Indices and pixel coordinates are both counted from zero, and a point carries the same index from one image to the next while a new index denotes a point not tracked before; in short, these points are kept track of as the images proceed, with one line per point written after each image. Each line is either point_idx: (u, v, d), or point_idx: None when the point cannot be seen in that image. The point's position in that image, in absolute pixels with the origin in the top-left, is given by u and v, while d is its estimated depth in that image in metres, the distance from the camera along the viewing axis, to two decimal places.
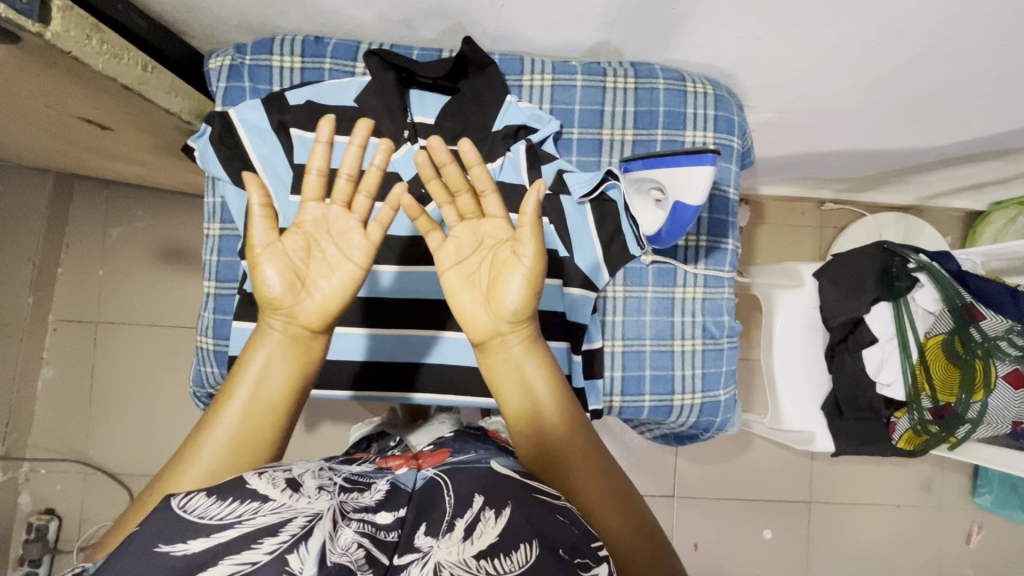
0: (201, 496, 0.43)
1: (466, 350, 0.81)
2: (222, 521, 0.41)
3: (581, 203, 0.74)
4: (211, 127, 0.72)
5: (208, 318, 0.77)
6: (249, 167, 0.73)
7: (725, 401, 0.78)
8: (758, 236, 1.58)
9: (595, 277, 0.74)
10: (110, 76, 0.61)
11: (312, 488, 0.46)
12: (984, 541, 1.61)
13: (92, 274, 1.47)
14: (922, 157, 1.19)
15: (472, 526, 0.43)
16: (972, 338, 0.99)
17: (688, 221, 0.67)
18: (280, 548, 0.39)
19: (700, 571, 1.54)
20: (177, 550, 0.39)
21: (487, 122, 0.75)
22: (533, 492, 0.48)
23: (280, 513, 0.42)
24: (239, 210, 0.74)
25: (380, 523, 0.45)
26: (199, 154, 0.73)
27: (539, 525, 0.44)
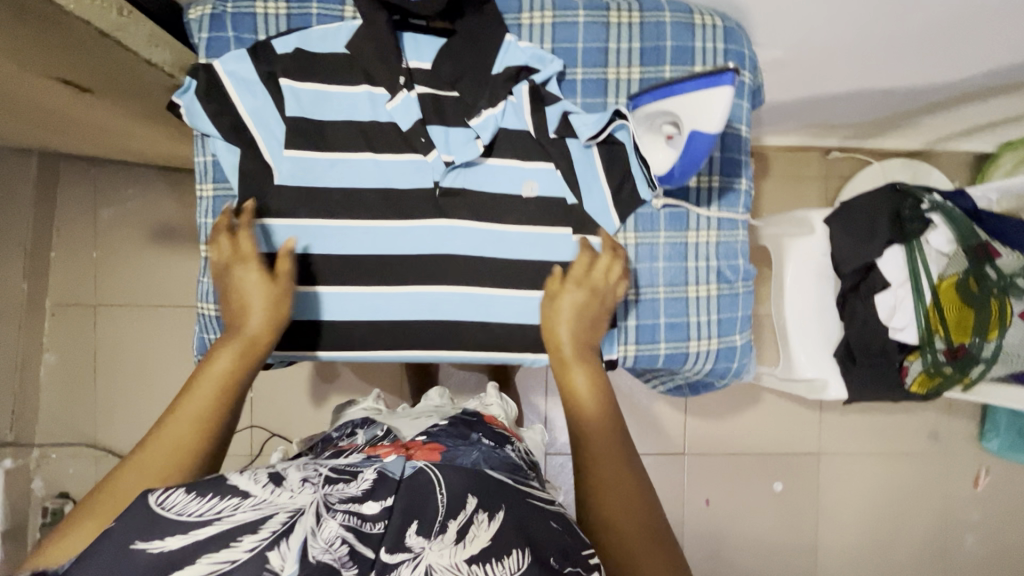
0: (180, 492, 0.47)
1: (458, 304, 0.73)
2: (200, 518, 0.45)
3: (588, 146, 0.72)
4: (197, 81, 0.68)
5: (207, 282, 0.74)
6: (239, 122, 0.69)
7: (741, 345, 0.77)
8: (763, 188, 1.55)
9: (605, 224, 0.72)
10: (83, 19, 0.57)
11: (296, 481, 0.50)
12: (991, 485, 1.63)
13: (86, 255, 1.45)
14: (934, 96, 1.15)
15: (464, 529, 0.49)
16: (986, 278, 0.98)
17: (702, 156, 0.64)
18: (260, 546, 0.44)
19: (711, 524, 1.57)
20: (152, 547, 0.44)
21: (486, 64, 0.71)
22: (528, 499, 0.55)
23: (261, 509, 0.46)
24: (232, 166, 0.70)
25: (367, 513, 0.49)
26: (186, 111, 0.68)
27: (528, 534, 0.50)
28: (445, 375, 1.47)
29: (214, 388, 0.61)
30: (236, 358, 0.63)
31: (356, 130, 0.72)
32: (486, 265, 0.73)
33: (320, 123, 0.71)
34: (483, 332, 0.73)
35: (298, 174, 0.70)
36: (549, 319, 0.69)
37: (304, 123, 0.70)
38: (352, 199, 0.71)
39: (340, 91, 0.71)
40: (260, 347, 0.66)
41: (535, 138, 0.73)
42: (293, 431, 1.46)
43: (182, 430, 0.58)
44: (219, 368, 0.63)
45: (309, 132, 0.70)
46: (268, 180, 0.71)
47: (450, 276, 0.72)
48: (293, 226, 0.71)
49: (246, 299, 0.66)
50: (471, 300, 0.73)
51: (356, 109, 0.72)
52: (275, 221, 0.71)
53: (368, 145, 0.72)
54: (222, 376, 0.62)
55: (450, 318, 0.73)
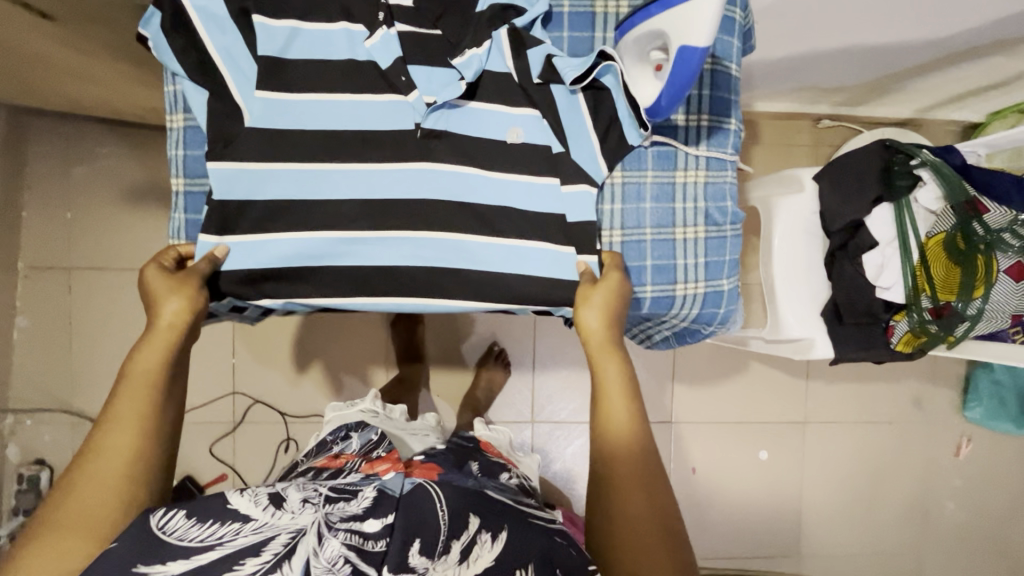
0: (182, 517, 0.54)
1: (435, 243, 0.69)
2: (203, 543, 0.53)
3: (574, 91, 0.69)
4: (162, 14, 0.64)
5: (179, 218, 0.72)
6: (209, 62, 0.66)
7: (729, 292, 0.76)
8: (753, 157, 1.54)
9: (592, 172, 0.70)
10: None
11: (296, 502, 0.59)
12: (972, 453, 1.65)
13: (60, 217, 1.41)
14: (925, 54, 1.14)
15: (468, 549, 0.58)
16: (974, 233, 0.97)
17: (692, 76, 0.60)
18: (262, 567, 0.51)
19: (697, 492, 1.57)
20: (155, 571, 0.50)
21: (469, 5, 0.70)
22: (527, 520, 0.64)
23: (261, 532, 0.54)
24: (200, 108, 0.67)
25: (368, 531, 0.57)
26: (155, 50, 0.65)
27: (526, 546, 0.59)
28: (431, 342, 1.45)
29: (137, 385, 0.62)
30: (161, 352, 0.64)
31: (333, 70, 0.68)
32: (464, 204, 0.70)
33: (298, 64, 0.68)
34: (460, 275, 0.70)
35: (269, 115, 0.66)
36: (580, 306, 0.68)
37: (275, 65, 0.67)
38: (328, 139, 0.68)
39: (316, 28, 0.68)
40: (180, 337, 0.65)
41: (518, 83, 0.70)
42: (277, 397, 1.44)
43: (116, 437, 0.59)
44: (145, 365, 0.63)
45: (281, 75, 0.67)
46: (239, 123, 0.67)
47: (424, 216, 0.69)
48: (260, 171, 0.67)
49: (157, 293, 0.65)
50: (450, 240, 0.69)
51: (333, 48, 0.69)
52: (245, 165, 0.66)
53: (345, 86, 0.68)
54: (147, 373, 0.62)
55: (426, 259, 0.70)
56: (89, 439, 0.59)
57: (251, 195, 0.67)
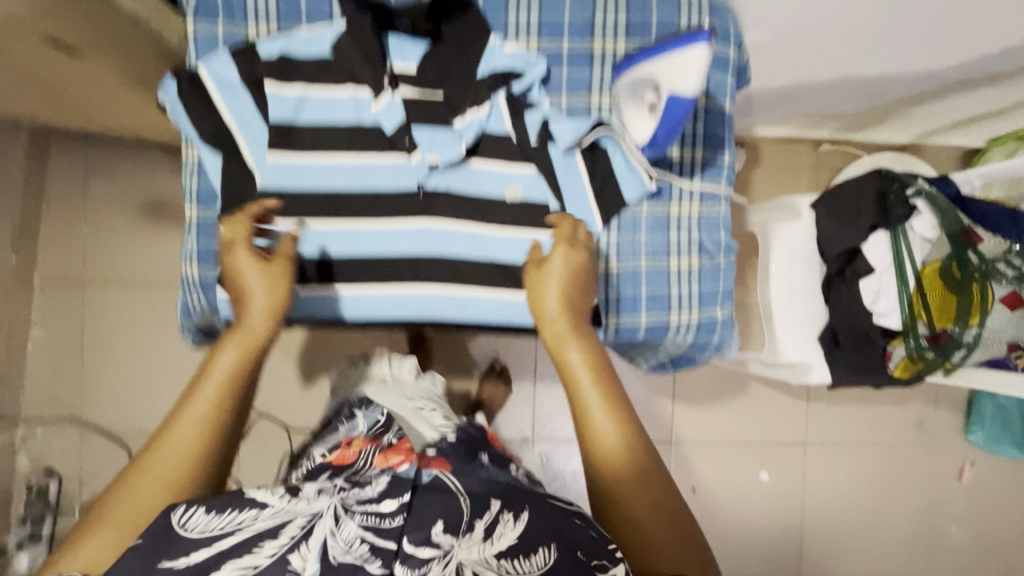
0: (200, 513, 0.51)
1: (436, 270, 0.74)
2: (223, 530, 0.50)
3: (569, 152, 0.72)
4: (179, 82, 0.68)
5: (192, 244, 0.72)
6: (224, 127, 0.70)
7: (722, 319, 0.78)
8: (754, 179, 1.56)
9: (589, 227, 0.72)
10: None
11: (311, 492, 0.56)
12: (976, 477, 1.64)
13: (76, 231, 1.44)
14: (923, 85, 1.16)
15: (491, 527, 0.53)
16: (969, 262, 0.99)
17: (682, 120, 0.64)
18: (281, 551, 0.49)
19: (697, 512, 1.57)
20: (179, 562, 0.48)
21: (470, 68, 0.71)
22: (550, 501, 0.57)
23: (278, 517, 0.52)
24: (216, 170, 0.70)
25: (385, 511, 0.54)
26: (175, 115, 0.69)
27: (556, 528, 0.53)
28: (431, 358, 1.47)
29: (218, 387, 0.58)
30: (242, 352, 0.61)
31: (340, 133, 0.72)
32: (463, 234, 0.73)
33: (307, 127, 0.71)
34: (462, 302, 0.74)
35: (280, 178, 0.71)
36: (537, 291, 0.67)
37: (284, 128, 0.70)
38: (324, 201, 0.72)
39: (321, 94, 0.71)
40: (263, 342, 0.63)
41: (517, 143, 0.72)
42: (281, 411, 1.46)
43: (186, 439, 0.55)
44: (226, 363, 0.60)
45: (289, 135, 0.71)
46: (250, 185, 0.71)
47: (426, 247, 0.73)
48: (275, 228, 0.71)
49: (248, 290, 0.65)
50: (447, 269, 0.74)
51: (338, 113, 0.72)
52: (258, 222, 0.70)
53: (351, 146, 0.72)
54: (228, 374, 0.59)
55: (429, 287, 0.74)
56: (160, 427, 0.56)
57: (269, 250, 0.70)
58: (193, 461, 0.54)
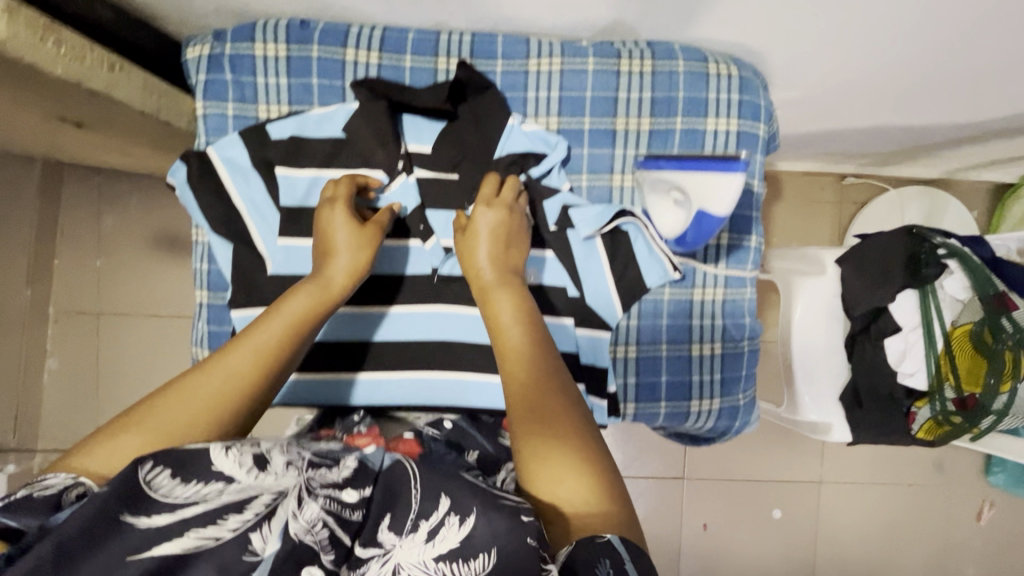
0: (167, 474, 0.43)
1: (450, 358, 0.71)
2: (188, 499, 0.42)
3: (590, 238, 0.69)
4: (188, 166, 0.66)
5: (202, 329, 0.71)
6: (234, 212, 0.68)
7: (745, 404, 0.75)
8: (775, 213, 1.51)
9: (609, 316, 0.70)
10: (73, 82, 0.56)
11: (281, 464, 0.44)
12: (995, 518, 1.61)
13: (89, 263, 1.44)
14: (957, 132, 1.12)
15: (436, 528, 0.44)
16: (1003, 330, 0.94)
17: (713, 228, 0.64)
18: (243, 527, 0.40)
19: (708, 548, 1.56)
20: (141, 522, 0.40)
21: (487, 148, 0.70)
22: (500, 498, 0.44)
23: (245, 491, 0.42)
24: (226, 260, 0.69)
25: (346, 500, 0.44)
26: (185, 203, 0.68)
27: (497, 536, 0.42)
28: None
29: (284, 327, 0.57)
30: (313, 301, 0.60)
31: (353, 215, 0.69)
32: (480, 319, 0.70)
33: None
34: (473, 389, 0.70)
35: (292, 262, 0.68)
36: (466, 243, 0.64)
37: (297, 212, 0.68)
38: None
39: (333, 175, 0.69)
40: (333, 297, 0.61)
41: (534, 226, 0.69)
42: None
43: (241, 365, 0.53)
44: (296, 308, 0.58)
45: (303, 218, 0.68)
46: (262, 271, 0.68)
47: (439, 331, 0.71)
48: None
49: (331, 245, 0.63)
50: (467, 355, 0.71)
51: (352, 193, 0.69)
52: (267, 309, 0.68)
53: None
54: (297, 319, 0.58)
55: (435, 373, 0.71)
56: (220, 350, 0.55)
57: None
58: (244, 390, 0.52)
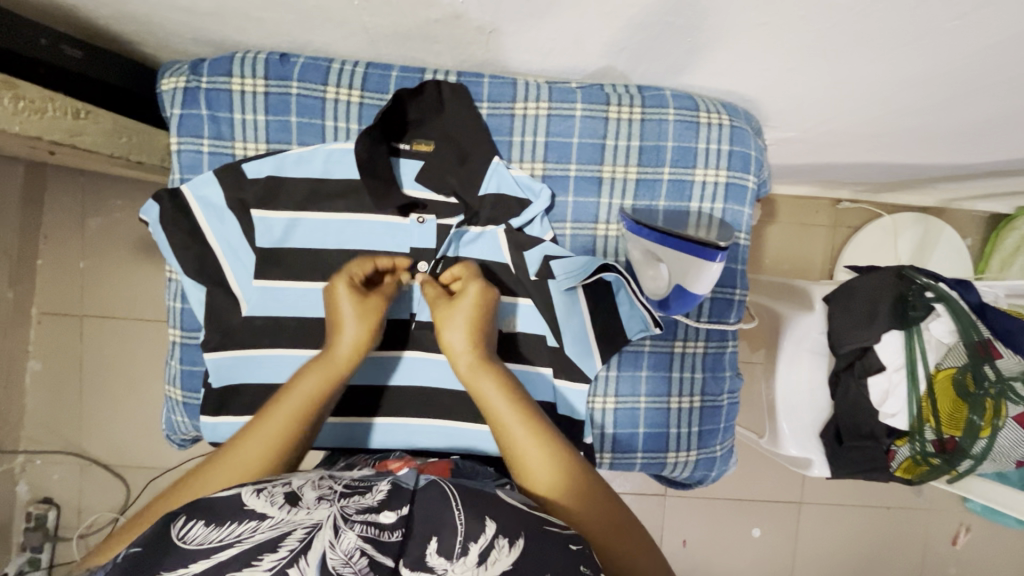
0: (200, 522, 0.42)
1: (430, 405, 0.75)
2: (222, 542, 0.41)
3: (571, 288, 0.69)
4: (161, 205, 0.66)
5: (175, 368, 0.72)
6: (208, 255, 0.67)
7: (721, 456, 0.77)
8: (767, 235, 1.50)
9: (589, 368, 0.70)
10: (32, 134, 0.61)
11: (312, 499, 0.45)
12: (969, 542, 1.63)
13: (72, 266, 1.33)
14: (955, 168, 1.11)
15: (486, 551, 0.43)
16: (985, 377, 0.96)
17: (697, 299, 0.66)
18: (280, 564, 0.39)
19: (687, 564, 1.57)
20: (177, 573, 0.39)
21: (471, 185, 0.71)
22: (545, 525, 0.47)
23: (278, 527, 0.42)
24: (199, 303, 0.68)
25: (383, 524, 0.44)
26: (158, 242, 0.67)
27: (551, 562, 0.42)
28: None
29: (291, 411, 0.55)
30: (322, 380, 0.58)
31: (332, 259, 0.69)
32: None
33: (297, 252, 0.68)
34: (450, 434, 0.74)
35: (268, 304, 0.67)
36: (444, 323, 0.62)
37: (274, 254, 0.68)
38: (312, 328, 0.68)
39: (313, 217, 0.69)
40: (345, 373, 0.60)
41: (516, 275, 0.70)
42: None
43: (252, 456, 0.52)
44: (306, 387, 0.57)
45: (283, 260, 0.68)
46: (237, 312, 0.68)
47: (421, 376, 0.75)
48: (259, 354, 0.67)
49: (340, 320, 0.62)
50: (449, 402, 0.74)
51: (333, 236, 0.69)
52: (242, 351, 0.67)
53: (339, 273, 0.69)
54: (309, 400, 0.56)
55: (417, 417, 0.75)
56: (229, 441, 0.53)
57: (262, 380, 0.68)
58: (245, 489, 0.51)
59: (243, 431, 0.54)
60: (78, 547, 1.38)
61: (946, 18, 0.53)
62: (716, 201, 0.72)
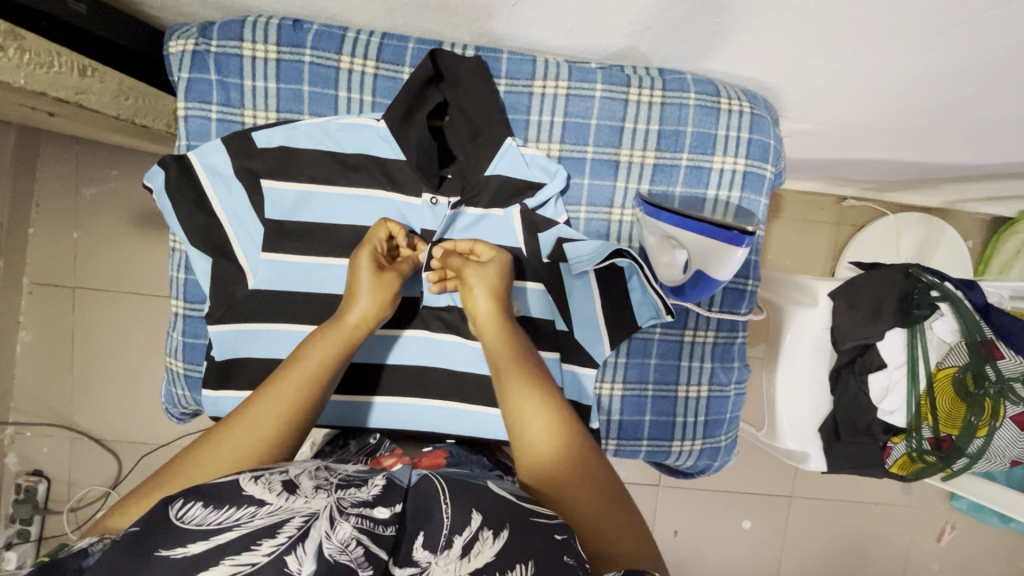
0: (198, 505, 0.42)
1: (436, 385, 0.74)
2: (220, 526, 0.40)
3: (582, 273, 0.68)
4: (166, 172, 0.64)
5: (177, 340, 0.71)
6: (214, 226, 0.65)
7: (725, 446, 0.77)
8: (772, 229, 1.49)
9: (597, 354, 0.70)
10: (36, 89, 0.58)
11: (309, 488, 0.44)
12: (954, 539, 1.66)
13: (66, 236, 1.30)
14: (964, 168, 1.10)
15: (470, 543, 0.43)
16: (985, 377, 0.95)
17: (715, 286, 0.66)
18: (278, 551, 0.38)
19: (677, 554, 1.59)
20: (178, 553, 0.39)
21: (480, 165, 0.68)
22: (531, 515, 0.46)
23: (276, 514, 0.41)
24: (204, 274, 0.66)
25: (378, 517, 0.43)
26: (163, 211, 0.65)
27: (534, 555, 0.43)
28: None
29: (309, 373, 0.55)
30: (334, 348, 0.57)
31: (342, 235, 0.67)
32: (467, 348, 0.74)
33: (305, 226, 0.67)
34: (456, 418, 0.73)
35: (276, 279, 0.66)
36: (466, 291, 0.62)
37: (282, 228, 0.66)
38: (322, 303, 0.67)
39: (323, 191, 0.67)
40: (354, 342, 0.59)
41: (527, 259, 0.69)
42: None
43: (267, 419, 0.51)
44: (316, 355, 0.56)
45: (290, 233, 0.67)
46: (243, 285, 0.66)
47: (426, 359, 0.75)
48: (265, 329, 0.66)
49: (354, 288, 0.61)
50: (455, 384, 0.74)
51: (343, 211, 0.68)
52: (247, 325, 0.66)
53: (348, 250, 0.67)
54: (320, 365, 0.56)
55: (423, 398, 0.74)
56: (244, 402, 0.53)
57: (265, 355, 0.67)
58: (266, 445, 0.50)
59: (256, 395, 0.53)
60: (68, 520, 1.37)
61: (981, 12, 0.52)
62: (733, 189, 0.72)
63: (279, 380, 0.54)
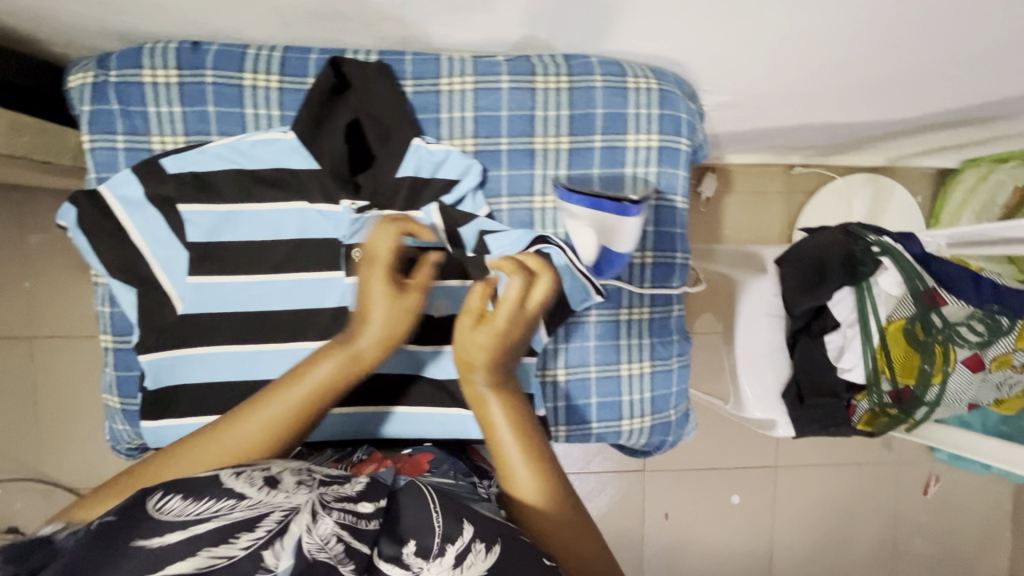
0: (179, 498, 0.42)
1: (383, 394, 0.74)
2: (199, 516, 0.41)
3: None
4: (76, 208, 0.64)
5: (110, 375, 0.70)
6: (133, 255, 0.65)
7: (677, 420, 0.77)
8: (725, 205, 1.51)
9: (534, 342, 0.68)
10: None
11: (290, 483, 0.45)
12: (940, 490, 1.69)
13: (14, 285, 1.28)
14: (895, 124, 1.13)
15: (462, 554, 0.45)
16: (933, 324, 0.97)
17: (622, 262, 0.68)
18: (255, 544, 0.39)
19: (671, 537, 1.59)
20: (152, 543, 0.39)
21: (391, 165, 0.68)
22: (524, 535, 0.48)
23: (256, 508, 0.42)
24: (131, 305, 0.66)
25: (361, 512, 0.45)
26: (79, 247, 0.65)
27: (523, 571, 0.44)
28: None
29: (302, 395, 0.54)
30: (337, 371, 0.55)
31: (268, 251, 0.67)
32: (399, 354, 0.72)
33: (229, 245, 0.67)
34: (406, 422, 0.73)
35: (203, 302, 0.66)
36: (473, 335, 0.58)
37: (205, 249, 0.66)
38: (254, 321, 0.66)
39: (243, 209, 0.67)
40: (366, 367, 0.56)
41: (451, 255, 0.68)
42: None
43: (253, 433, 0.52)
44: (318, 375, 0.55)
45: (214, 254, 0.66)
46: (169, 311, 0.66)
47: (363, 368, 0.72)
48: (194, 354, 0.65)
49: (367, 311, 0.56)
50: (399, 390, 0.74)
51: (264, 227, 0.67)
52: (176, 352, 0.65)
53: (267, 263, 0.67)
54: (318, 388, 0.54)
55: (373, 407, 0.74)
56: (236, 410, 0.53)
57: (199, 380, 0.66)
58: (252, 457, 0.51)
59: (252, 405, 0.53)
60: None
61: None
62: (650, 165, 0.72)
63: (273, 393, 0.53)
